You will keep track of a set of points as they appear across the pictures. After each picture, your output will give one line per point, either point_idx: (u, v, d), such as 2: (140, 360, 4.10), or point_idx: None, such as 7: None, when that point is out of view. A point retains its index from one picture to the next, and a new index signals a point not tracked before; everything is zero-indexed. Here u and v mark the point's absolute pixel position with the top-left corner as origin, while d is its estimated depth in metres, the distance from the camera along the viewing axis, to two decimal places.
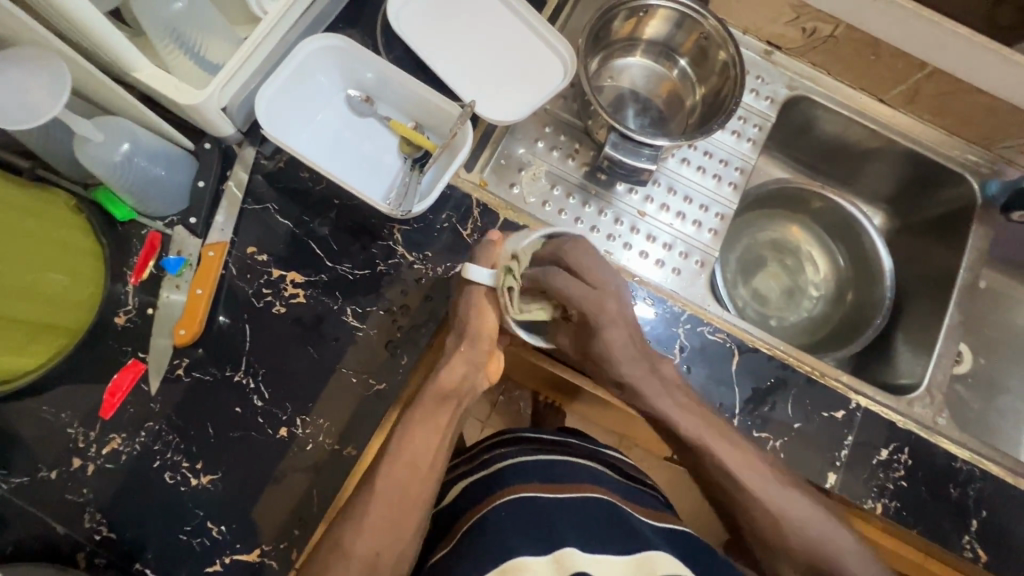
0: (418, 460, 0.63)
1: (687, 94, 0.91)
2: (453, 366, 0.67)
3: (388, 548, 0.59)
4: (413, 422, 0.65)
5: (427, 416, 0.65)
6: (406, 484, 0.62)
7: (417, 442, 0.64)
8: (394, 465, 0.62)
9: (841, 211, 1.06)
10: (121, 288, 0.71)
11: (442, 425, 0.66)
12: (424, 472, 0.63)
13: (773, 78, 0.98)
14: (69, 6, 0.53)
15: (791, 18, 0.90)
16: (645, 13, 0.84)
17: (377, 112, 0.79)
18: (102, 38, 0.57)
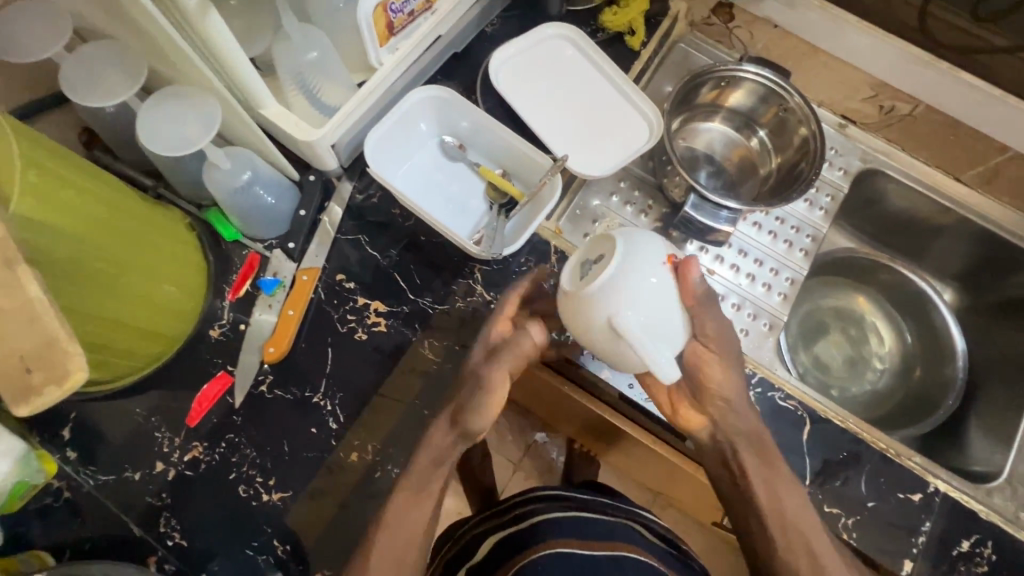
0: (410, 531, 0.60)
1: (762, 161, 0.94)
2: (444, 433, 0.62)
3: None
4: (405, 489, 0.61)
5: (411, 489, 0.61)
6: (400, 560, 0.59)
7: (412, 511, 0.60)
8: (386, 537, 0.59)
9: (911, 285, 1.06)
10: (219, 303, 0.76)
11: (429, 495, 0.61)
12: (414, 545, 0.60)
13: (847, 150, 0.95)
14: (225, 49, 0.59)
15: (869, 95, 0.96)
16: (727, 83, 0.88)
17: (468, 158, 0.84)
18: (244, 77, 0.64)
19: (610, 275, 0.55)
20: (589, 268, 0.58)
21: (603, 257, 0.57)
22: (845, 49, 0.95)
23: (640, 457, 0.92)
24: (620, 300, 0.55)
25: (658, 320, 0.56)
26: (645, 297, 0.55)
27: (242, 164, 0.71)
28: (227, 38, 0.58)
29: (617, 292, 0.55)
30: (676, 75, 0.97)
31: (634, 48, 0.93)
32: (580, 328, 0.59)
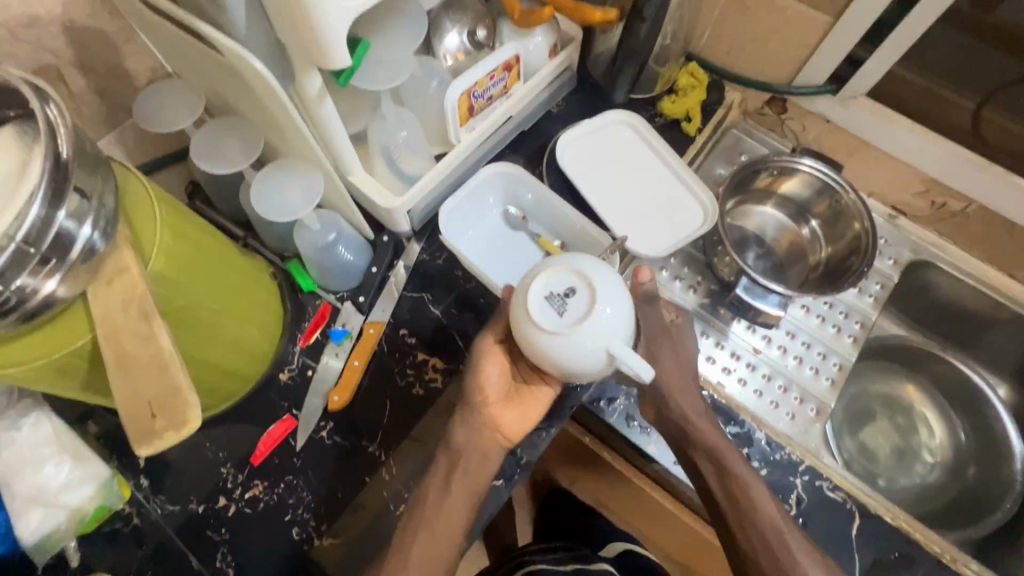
0: (440, 523, 0.66)
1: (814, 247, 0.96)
2: (463, 427, 0.68)
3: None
4: (429, 487, 0.68)
5: (438, 481, 0.68)
6: (432, 550, 0.65)
7: (434, 502, 0.67)
8: (418, 528, 0.66)
9: (963, 377, 1.05)
10: (291, 348, 0.81)
11: (455, 491, 0.67)
12: (441, 534, 0.66)
13: (896, 240, 0.99)
14: (333, 133, 0.67)
15: (921, 189, 0.97)
16: (781, 172, 0.92)
17: (529, 228, 0.89)
18: (342, 153, 0.72)
19: (589, 307, 0.59)
20: (559, 303, 0.60)
21: (575, 290, 0.60)
22: (893, 145, 0.95)
23: (674, 530, 0.92)
24: (594, 330, 0.58)
25: (627, 330, 0.60)
26: (616, 323, 0.59)
27: (329, 225, 0.78)
28: (332, 118, 0.64)
29: (587, 320, 0.59)
30: (728, 159, 1.02)
31: (690, 133, 0.99)
32: (572, 366, 0.60)
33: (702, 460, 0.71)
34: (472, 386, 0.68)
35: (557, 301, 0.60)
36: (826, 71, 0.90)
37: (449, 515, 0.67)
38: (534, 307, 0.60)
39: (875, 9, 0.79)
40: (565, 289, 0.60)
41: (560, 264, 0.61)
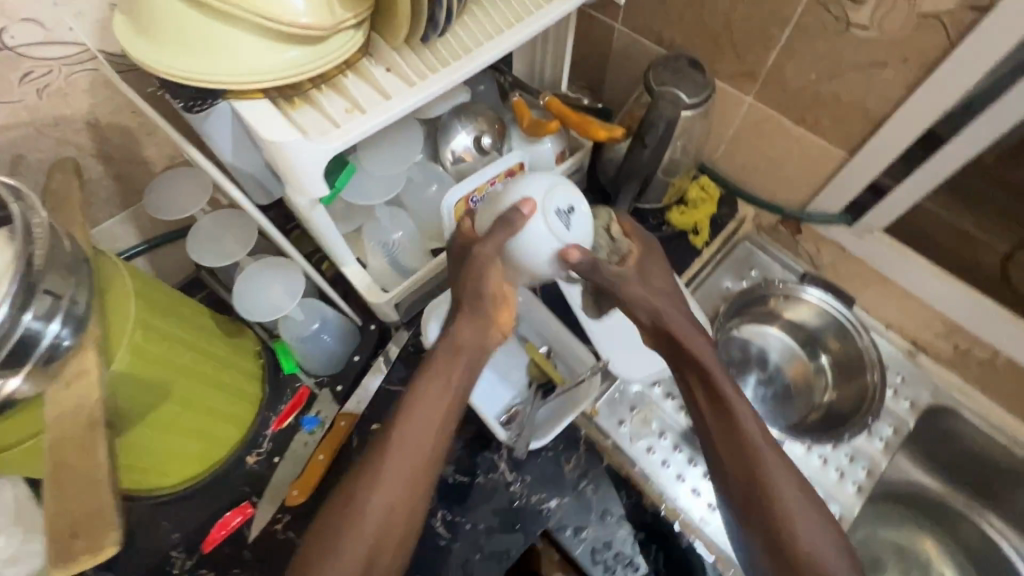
0: (417, 447, 0.59)
1: (817, 388, 0.90)
2: (462, 325, 0.64)
3: (403, 511, 0.57)
4: (417, 396, 0.61)
5: (432, 395, 0.61)
6: (422, 454, 0.59)
7: (421, 420, 0.60)
8: (404, 441, 0.59)
9: (991, 544, 0.94)
10: (263, 432, 0.81)
11: (454, 389, 0.62)
12: (423, 454, 0.59)
13: (916, 381, 0.91)
14: (325, 234, 0.69)
15: (944, 330, 0.91)
16: (787, 299, 0.90)
17: (517, 330, 0.87)
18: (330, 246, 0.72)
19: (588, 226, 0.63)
20: (564, 218, 0.60)
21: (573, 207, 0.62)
22: (911, 283, 0.91)
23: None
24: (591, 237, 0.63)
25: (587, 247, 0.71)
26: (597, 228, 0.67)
27: (313, 314, 0.80)
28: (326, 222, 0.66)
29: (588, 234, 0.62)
30: (735, 272, 0.98)
31: (696, 245, 0.97)
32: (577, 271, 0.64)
33: (702, 401, 0.62)
34: (461, 281, 0.63)
35: (560, 217, 0.60)
36: (843, 201, 0.87)
37: (431, 435, 0.60)
38: (550, 230, 0.59)
39: (890, 152, 0.76)
40: (565, 207, 0.61)
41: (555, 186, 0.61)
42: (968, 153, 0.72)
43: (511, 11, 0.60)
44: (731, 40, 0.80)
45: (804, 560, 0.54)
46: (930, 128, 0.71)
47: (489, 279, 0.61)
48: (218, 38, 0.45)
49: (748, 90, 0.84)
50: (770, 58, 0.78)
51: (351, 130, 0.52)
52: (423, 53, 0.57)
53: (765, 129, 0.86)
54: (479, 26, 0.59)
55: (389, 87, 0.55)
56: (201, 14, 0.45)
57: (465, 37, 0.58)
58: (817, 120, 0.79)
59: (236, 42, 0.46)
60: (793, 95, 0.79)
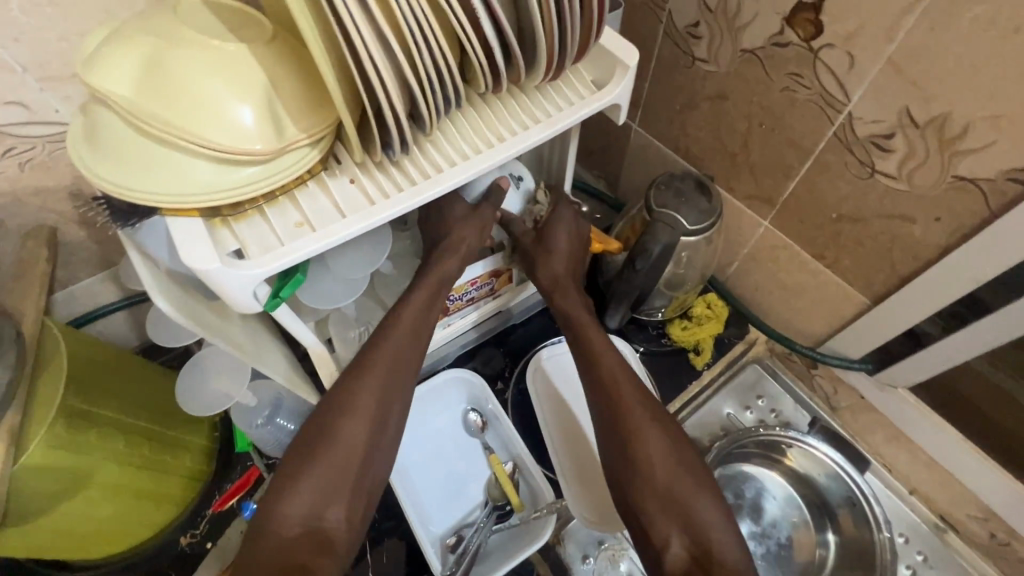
0: (395, 357, 0.61)
1: (814, 563, 0.78)
2: (444, 262, 0.64)
3: (374, 429, 0.58)
4: (395, 327, 0.62)
5: (416, 309, 0.62)
6: (395, 368, 0.60)
7: (400, 336, 0.61)
8: (383, 353, 0.60)
9: None
10: (203, 510, 0.78)
11: (433, 315, 0.63)
12: (398, 366, 0.61)
13: (942, 565, 0.78)
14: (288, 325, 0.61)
15: (980, 513, 0.77)
16: (792, 448, 0.79)
17: (485, 438, 0.80)
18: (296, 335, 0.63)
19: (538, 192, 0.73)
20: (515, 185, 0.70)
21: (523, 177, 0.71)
22: (943, 453, 0.78)
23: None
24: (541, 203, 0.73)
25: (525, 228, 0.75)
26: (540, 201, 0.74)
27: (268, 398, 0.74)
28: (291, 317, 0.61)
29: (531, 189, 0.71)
30: (741, 399, 0.90)
31: (698, 366, 0.88)
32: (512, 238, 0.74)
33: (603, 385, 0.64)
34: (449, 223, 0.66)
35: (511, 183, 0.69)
36: (864, 348, 0.77)
37: (412, 351, 0.62)
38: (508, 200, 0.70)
39: (916, 310, 0.67)
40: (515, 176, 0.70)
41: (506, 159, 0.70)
42: (1013, 330, 0.61)
43: (489, 133, 0.56)
44: (748, 160, 0.74)
45: (663, 484, 0.58)
46: (967, 296, 0.62)
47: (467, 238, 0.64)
48: (160, 161, 0.44)
49: (764, 214, 0.77)
50: (788, 187, 0.71)
51: (288, 251, 0.48)
52: (386, 172, 0.54)
53: (781, 257, 0.79)
54: (453, 146, 0.56)
55: (345, 205, 0.52)
56: (146, 135, 0.44)
57: (434, 157, 0.55)
58: (837, 260, 0.71)
59: (180, 166, 0.44)
60: (812, 229, 0.72)
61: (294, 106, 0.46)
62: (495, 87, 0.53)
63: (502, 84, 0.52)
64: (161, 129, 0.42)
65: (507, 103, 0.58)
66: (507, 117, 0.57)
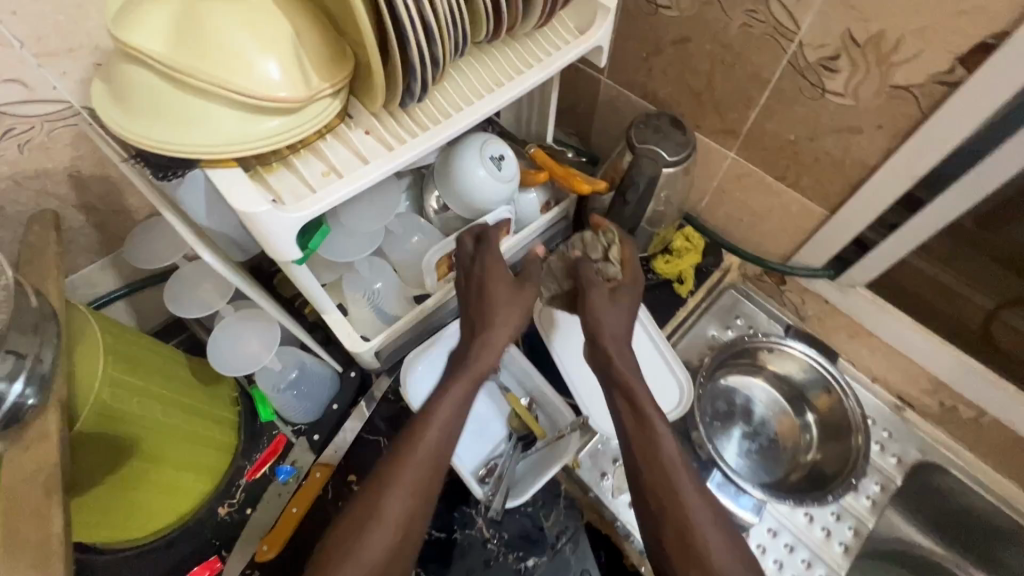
0: (429, 455, 0.61)
1: (800, 447, 0.89)
2: (485, 352, 0.70)
3: (398, 536, 0.58)
4: (427, 425, 0.64)
5: (448, 410, 0.65)
6: (427, 467, 0.61)
7: (429, 436, 0.62)
8: (415, 452, 0.61)
9: None
10: (236, 481, 0.81)
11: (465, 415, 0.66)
12: (433, 465, 0.61)
13: (904, 437, 0.91)
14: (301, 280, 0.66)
15: (929, 386, 0.90)
16: (771, 352, 0.90)
17: (499, 379, 0.86)
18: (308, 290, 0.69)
19: (515, 172, 0.79)
20: (496, 162, 0.77)
21: (503, 156, 0.78)
22: (899, 339, 0.90)
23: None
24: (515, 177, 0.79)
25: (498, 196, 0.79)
26: (512, 173, 0.79)
27: (291, 363, 0.80)
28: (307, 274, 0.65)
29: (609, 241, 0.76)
30: (721, 320, 0.99)
31: (682, 294, 0.96)
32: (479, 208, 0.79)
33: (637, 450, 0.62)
34: (495, 305, 0.70)
35: (494, 163, 0.77)
36: (824, 256, 0.87)
37: (441, 448, 0.63)
38: (481, 175, 0.76)
39: (867, 213, 0.77)
40: (497, 155, 0.77)
41: (490, 138, 0.77)
42: (947, 218, 0.72)
43: (490, 79, 0.61)
44: (712, 97, 0.82)
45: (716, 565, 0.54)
46: (908, 193, 0.72)
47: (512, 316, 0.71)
48: (195, 113, 0.46)
49: (730, 146, 0.85)
50: (750, 116, 0.79)
51: (322, 196, 0.51)
52: (400, 120, 0.57)
53: (748, 184, 0.87)
54: (459, 92, 0.60)
55: (366, 153, 0.55)
56: (176, 88, 0.46)
57: (443, 104, 0.59)
58: (798, 178, 0.80)
59: (215, 117, 0.46)
60: (773, 153, 0.80)
61: (317, 54, 0.48)
62: (494, 32, 0.57)
63: (502, 28, 0.56)
64: (197, 79, 0.44)
65: (502, 50, 0.62)
66: (503, 63, 0.62)
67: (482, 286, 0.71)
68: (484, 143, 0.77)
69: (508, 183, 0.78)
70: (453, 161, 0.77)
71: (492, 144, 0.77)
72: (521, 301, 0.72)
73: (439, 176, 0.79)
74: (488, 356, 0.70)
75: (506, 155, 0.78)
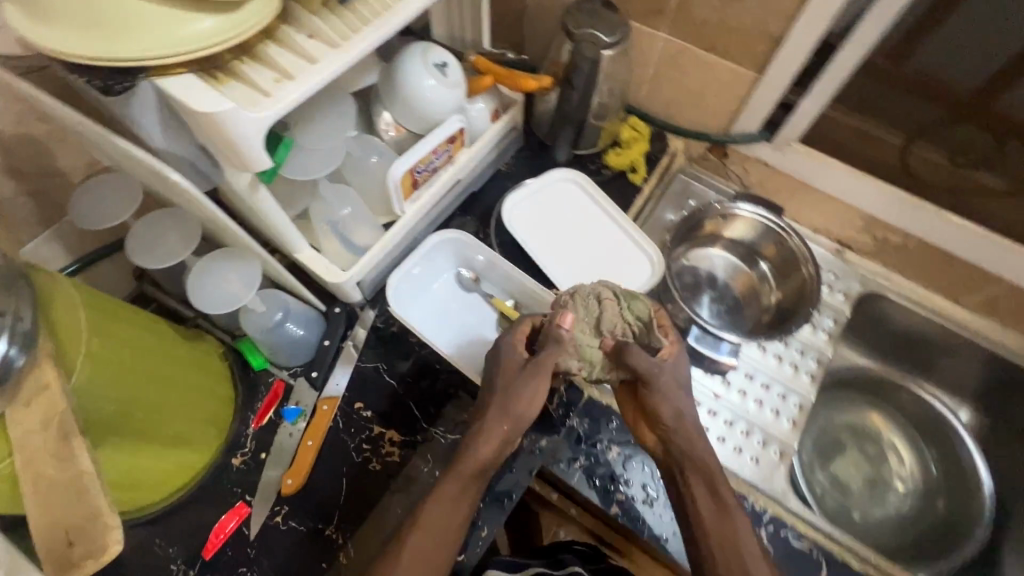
0: (439, 524, 0.64)
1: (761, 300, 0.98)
2: (487, 445, 0.69)
3: None
4: (438, 495, 0.66)
5: (450, 493, 0.66)
6: (439, 534, 0.64)
7: (437, 509, 0.65)
8: (422, 526, 0.64)
9: (928, 407, 1.03)
10: (244, 431, 0.80)
11: (471, 490, 0.68)
12: (441, 533, 0.64)
13: (845, 275, 1.00)
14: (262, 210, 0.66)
15: (861, 225, 0.99)
16: (724, 218, 0.95)
17: (481, 289, 0.90)
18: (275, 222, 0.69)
19: (461, 77, 0.81)
20: (440, 70, 0.78)
21: (446, 62, 0.79)
22: (831, 186, 0.98)
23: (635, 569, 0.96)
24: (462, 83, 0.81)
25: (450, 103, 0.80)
26: (458, 79, 0.81)
27: (275, 305, 0.79)
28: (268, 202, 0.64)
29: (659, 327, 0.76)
30: (676, 205, 1.04)
31: (636, 183, 1.00)
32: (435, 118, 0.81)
33: (696, 486, 0.68)
34: (518, 386, 0.71)
35: (439, 70, 0.78)
36: (758, 120, 0.94)
37: (452, 516, 0.66)
38: (430, 83, 0.77)
39: (790, 66, 0.83)
40: (439, 63, 0.79)
41: (429, 46, 0.79)
42: (858, 56, 0.79)
43: None
44: None
45: None
46: (823, 37, 0.78)
47: (530, 394, 0.71)
48: (131, 12, 0.44)
49: (659, 25, 0.88)
50: None
51: (284, 97, 0.51)
52: (342, 16, 0.57)
53: (680, 61, 0.91)
54: None
55: (314, 51, 0.54)
56: None
57: None
58: (725, 44, 0.85)
59: (152, 16, 0.44)
60: (700, 23, 0.84)
61: None
62: None
63: None
64: None
65: None
66: None
67: (502, 364, 0.73)
68: (425, 52, 0.78)
69: (456, 88, 0.80)
70: (399, 74, 0.77)
71: (434, 52, 0.79)
72: (534, 376, 0.71)
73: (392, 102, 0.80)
74: (496, 427, 0.70)
75: (448, 62, 0.80)
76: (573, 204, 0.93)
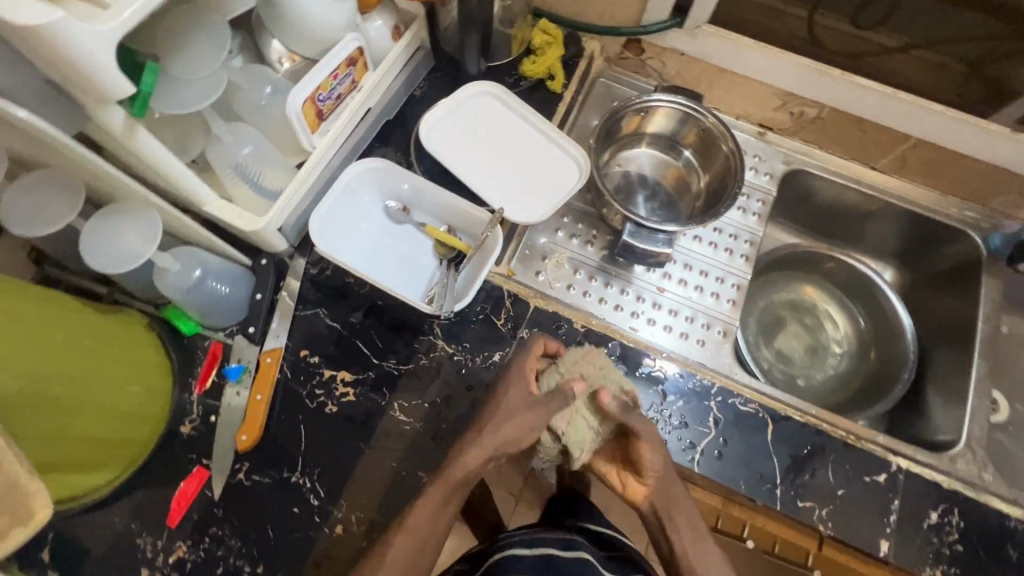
0: (424, 531, 0.65)
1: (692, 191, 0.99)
2: (469, 458, 0.66)
3: None
4: (425, 499, 0.66)
5: (433, 504, 0.66)
6: (418, 541, 0.65)
7: (423, 514, 0.66)
8: (403, 535, 0.65)
9: (855, 271, 1.09)
10: (187, 398, 0.77)
11: (454, 494, 0.67)
12: (424, 541, 0.66)
13: (769, 156, 1.03)
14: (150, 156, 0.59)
15: (778, 104, 1.00)
16: (645, 113, 0.95)
17: (413, 219, 0.87)
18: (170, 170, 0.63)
19: None
20: None
21: None
22: (746, 67, 0.98)
23: None
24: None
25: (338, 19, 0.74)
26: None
27: (191, 262, 0.75)
28: (154, 145, 0.58)
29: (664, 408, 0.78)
30: (600, 109, 1.02)
31: (557, 91, 0.97)
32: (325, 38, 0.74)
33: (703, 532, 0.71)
34: (509, 414, 0.68)
35: None
36: (667, 5, 0.92)
37: (440, 524, 0.66)
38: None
39: None
40: None
41: None
42: None
43: None
44: None
45: None
46: None
47: (526, 425, 0.67)
48: None
49: None
50: None
51: (125, 6, 0.45)
52: None
53: None
54: None
55: None
56: None
57: None
58: None
59: None
60: None
61: None
62: None
63: None
64: None
65: None
66: None
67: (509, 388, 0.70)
68: None
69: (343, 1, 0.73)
70: None
71: None
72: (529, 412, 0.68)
73: (279, 29, 0.73)
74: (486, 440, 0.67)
75: None
76: (494, 118, 0.90)
